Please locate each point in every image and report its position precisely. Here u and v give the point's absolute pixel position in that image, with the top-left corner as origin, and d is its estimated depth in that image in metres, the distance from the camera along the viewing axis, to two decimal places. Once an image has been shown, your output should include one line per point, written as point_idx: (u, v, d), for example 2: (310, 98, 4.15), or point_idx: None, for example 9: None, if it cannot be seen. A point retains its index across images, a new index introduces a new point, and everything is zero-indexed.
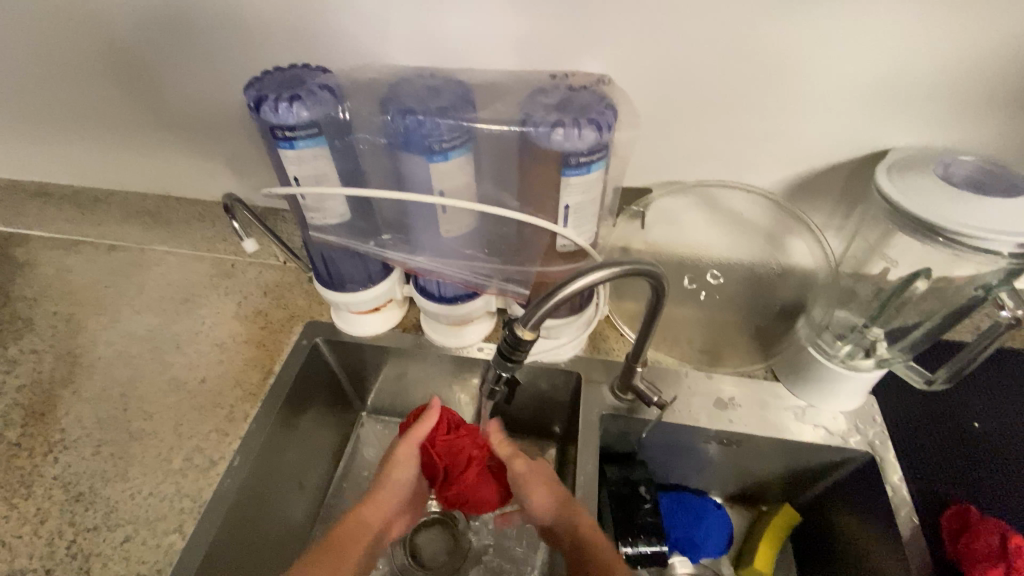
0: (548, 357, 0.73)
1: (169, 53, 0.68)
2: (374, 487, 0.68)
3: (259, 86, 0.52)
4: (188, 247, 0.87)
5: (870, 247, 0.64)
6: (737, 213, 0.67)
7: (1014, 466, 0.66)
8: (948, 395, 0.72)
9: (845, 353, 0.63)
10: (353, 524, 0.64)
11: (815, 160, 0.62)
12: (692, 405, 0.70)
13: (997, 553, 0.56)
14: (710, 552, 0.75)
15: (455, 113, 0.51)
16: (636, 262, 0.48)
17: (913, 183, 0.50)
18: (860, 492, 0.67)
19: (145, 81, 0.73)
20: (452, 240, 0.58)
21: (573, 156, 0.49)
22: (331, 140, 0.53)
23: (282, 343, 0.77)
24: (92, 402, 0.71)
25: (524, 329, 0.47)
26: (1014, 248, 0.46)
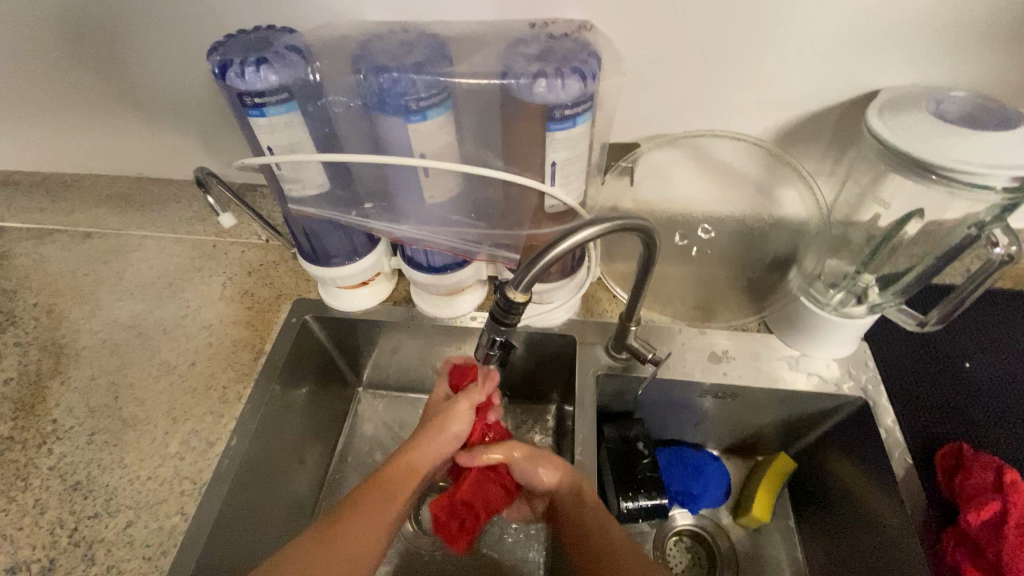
0: (542, 321, 0.72)
1: (122, 23, 0.64)
2: (427, 436, 0.64)
3: (222, 50, 0.49)
4: (166, 229, 0.85)
5: (862, 192, 0.63)
6: (728, 165, 0.65)
7: (1003, 401, 0.67)
8: (940, 337, 0.73)
9: (837, 301, 0.64)
10: (404, 475, 0.61)
11: (806, 103, 0.60)
12: (687, 361, 0.70)
13: (992, 488, 0.56)
14: (708, 502, 0.76)
15: (431, 69, 0.48)
16: (626, 218, 0.46)
17: (906, 122, 0.49)
18: (852, 436, 0.68)
19: (100, 55, 0.69)
20: (437, 207, 0.56)
21: (557, 109, 0.47)
22: (304, 105, 0.50)
23: (271, 323, 0.75)
24: (82, 392, 0.70)
25: (517, 291, 0.45)
26: (1008, 183, 0.45)
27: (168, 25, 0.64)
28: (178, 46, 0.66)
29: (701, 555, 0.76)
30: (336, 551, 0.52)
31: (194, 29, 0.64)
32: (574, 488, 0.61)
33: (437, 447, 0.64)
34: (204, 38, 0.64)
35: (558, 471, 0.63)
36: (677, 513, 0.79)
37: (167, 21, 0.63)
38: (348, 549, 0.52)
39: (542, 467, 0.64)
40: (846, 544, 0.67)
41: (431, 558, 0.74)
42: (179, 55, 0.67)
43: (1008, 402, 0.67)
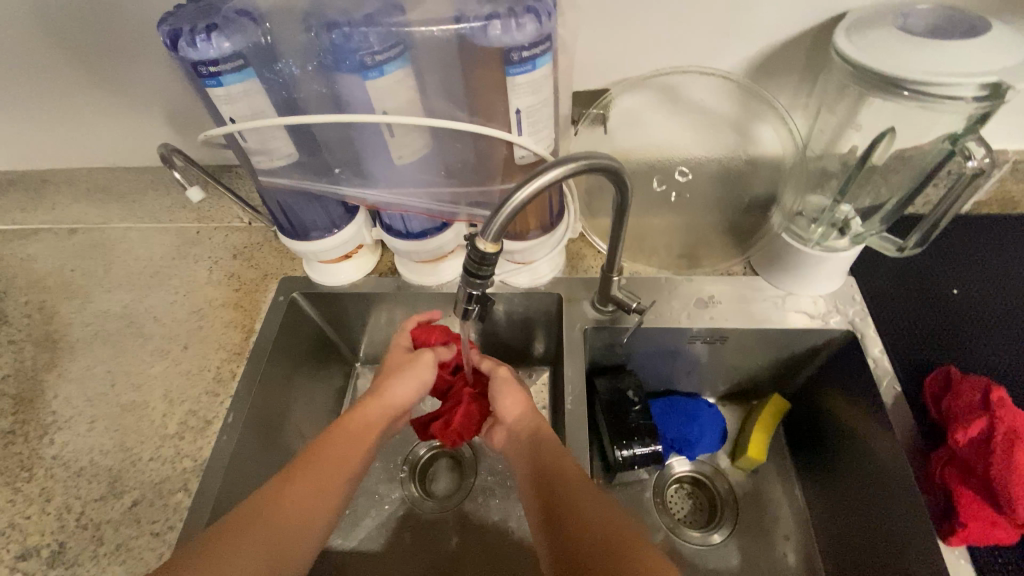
0: (527, 279, 0.73)
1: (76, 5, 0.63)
2: (386, 391, 0.64)
3: (172, 20, 0.49)
4: (148, 219, 0.85)
5: (838, 123, 0.62)
6: (700, 105, 0.63)
7: (990, 323, 0.68)
8: (926, 266, 0.73)
9: (820, 236, 0.64)
10: (360, 427, 0.60)
11: (775, 33, 0.59)
12: (673, 308, 0.70)
13: (980, 407, 0.56)
14: (705, 448, 0.77)
15: (382, 19, 0.48)
16: (592, 155, 0.46)
17: (872, 39, 0.48)
18: (842, 371, 0.69)
19: (60, 43, 0.68)
20: (407, 167, 0.56)
21: (515, 51, 0.46)
22: (261, 72, 0.50)
23: (258, 303, 0.76)
24: (79, 383, 0.71)
25: (487, 241, 0.45)
26: (978, 91, 0.45)
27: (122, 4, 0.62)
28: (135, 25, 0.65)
29: (701, 501, 0.77)
30: (284, 519, 0.49)
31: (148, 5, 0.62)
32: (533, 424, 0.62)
33: (398, 397, 0.64)
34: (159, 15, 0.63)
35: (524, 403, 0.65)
36: (676, 461, 0.80)
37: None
38: (297, 511, 0.50)
39: (511, 394, 0.67)
40: (840, 476, 0.68)
41: (436, 519, 0.76)
42: (139, 35, 0.66)
43: (993, 326, 0.67)
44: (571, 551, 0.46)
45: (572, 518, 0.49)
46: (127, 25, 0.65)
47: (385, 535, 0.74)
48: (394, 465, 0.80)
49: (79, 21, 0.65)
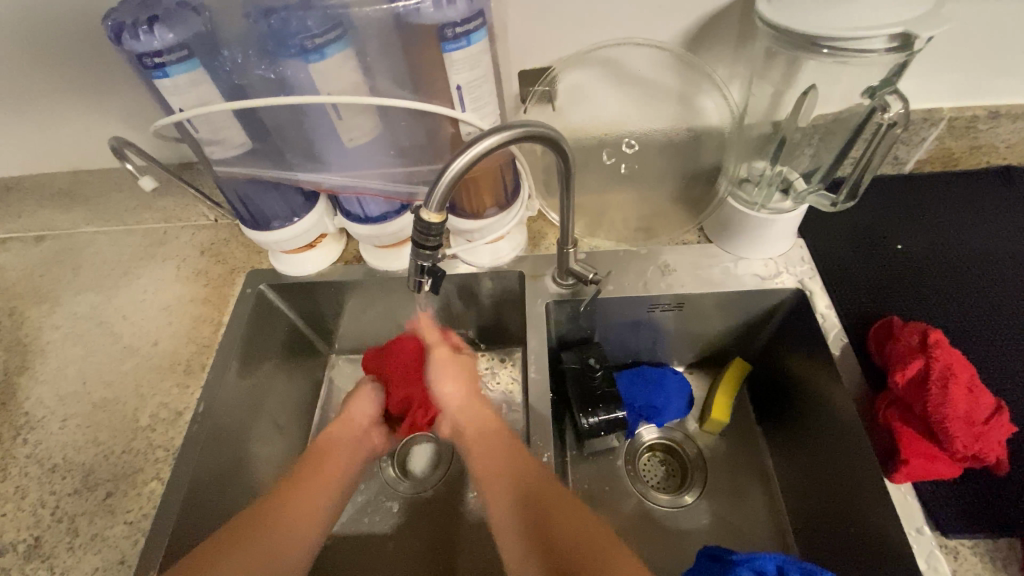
0: (489, 258, 0.74)
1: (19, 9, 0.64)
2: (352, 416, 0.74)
3: (115, 14, 0.50)
4: (115, 222, 0.85)
5: (774, 89, 0.64)
6: (644, 78, 0.65)
7: (932, 275, 0.71)
8: (873, 225, 0.76)
9: (764, 199, 0.66)
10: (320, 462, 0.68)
11: (707, 3, 0.61)
12: (631, 278, 0.72)
13: (917, 350, 0.58)
14: (673, 414, 0.79)
15: (319, 4, 0.50)
16: (531, 123, 0.47)
17: (789, 1, 0.50)
18: (796, 330, 0.71)
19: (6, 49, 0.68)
20: (359, 150, 0.57)
21: (448, 27, 0.48)
22: (206, 62, 0.51)
23: (226, 297, 0.77)
24: (50, 383, 0.71)
25: (431, 211, 0.47)
26: (887, 43, 0.47)
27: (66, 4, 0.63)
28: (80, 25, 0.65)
29: (673, 465, 0.79)
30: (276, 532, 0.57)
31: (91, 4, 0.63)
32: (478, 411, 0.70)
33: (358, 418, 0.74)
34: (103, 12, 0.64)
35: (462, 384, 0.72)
36: (644, 429, 0.82)
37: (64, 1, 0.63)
38: (287, 525, 0.59)
39: (449, 370, 0.72)
40: (797, 430, 0.70)
41: (413, 499, 0.77)
42: (86, 35, 0.67)
43: (931, 277, 0.70)
44: (536, 517, 0.54)
45: (530, 489, 0.56)
46: (73, 27, 0.66)
47: (363, 518, 0.76)
48: None
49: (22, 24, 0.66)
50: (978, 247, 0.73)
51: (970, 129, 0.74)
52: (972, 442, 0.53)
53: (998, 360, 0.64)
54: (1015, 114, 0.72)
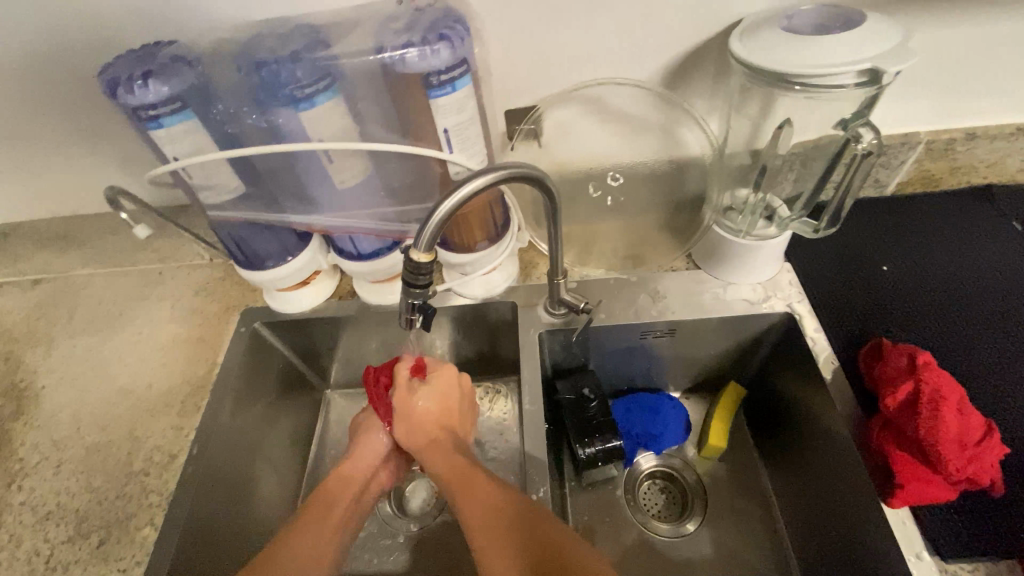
0: (482, 291, 0.75)
1: (10, 65, 0.65)
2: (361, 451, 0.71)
3: (111, 69, 0.51)
4: (111, 264, 0.86)
5: (751, 121, 0.66)
6: (627, 113, 0.67)
7: (918, 296, 0.72)
8: (858, 248, 0.77)
9: (748, 226, 0.68)
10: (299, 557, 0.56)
11: (683, 41, 0.63)
12: (623, 306, 0.73)
13: (906, 372, 0.59)
14: (671, 441, 0.78)
15: (309, 56, 0.51)
16: (516, 165, 0.49)
17: (760, 40, 0.53)
18: (788, 353, 0.71)
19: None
20: (350, 191, 0.59)
21: (434, 76, 0.49)
22: (199, 112, 0.52)
23: (221, 336, 0.77)
24: (45, 428, 0.71)
25: (421, 252, 0.48)
26: (857, 78, 0.49)
27: (55, 60, 0.64)
28: (70, 78, 0.66)
29: (674, 494, 0.78)
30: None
31: (79, 57, 0.64)
32: (435, 426, 0.69)
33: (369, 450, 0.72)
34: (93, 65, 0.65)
35: (427, 406, 0.69)
36: (643, 457, 0.81)
37: (52, 57, 0.64)
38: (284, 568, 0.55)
39: (407, 405, 0.70)
40: (795, 455, 0.70)
41: (411, 536, 0.76)
42: (77, 87, 0.68)
43: (917, 298, 0.72)
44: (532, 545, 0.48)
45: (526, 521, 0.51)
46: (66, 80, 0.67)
47: (361, 558, 0.74)
48: None
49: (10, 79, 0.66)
50: (962, 266, 0.75)
51: (948, 150, 0.76)
52: (965, 465, 0.53)
53: (985, 378, 0.65)
54: (991, 135, 0.74)
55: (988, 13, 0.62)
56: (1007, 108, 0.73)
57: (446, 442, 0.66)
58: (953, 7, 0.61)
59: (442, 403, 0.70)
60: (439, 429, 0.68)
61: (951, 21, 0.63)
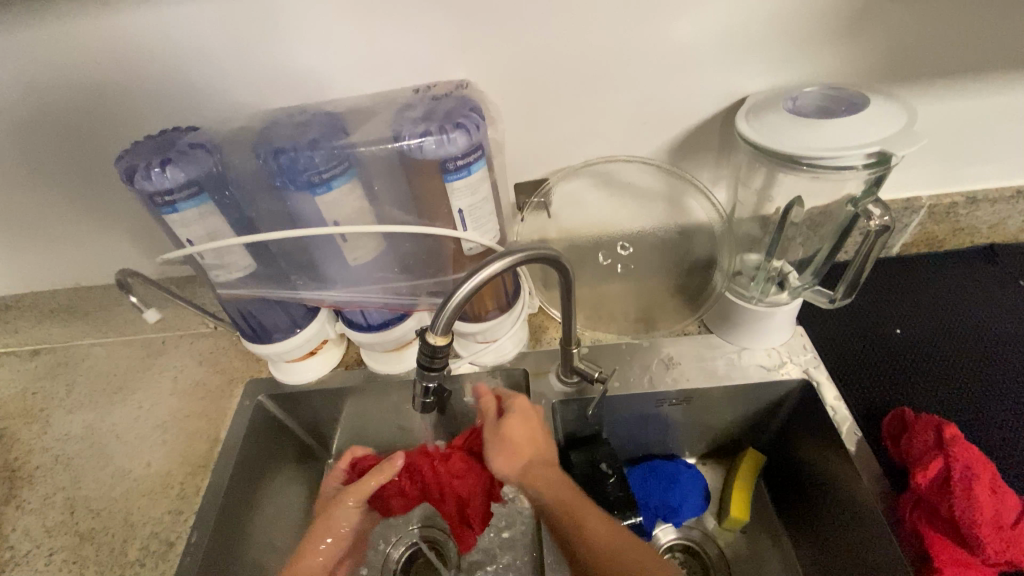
0: (492, 360, 0.73)
1: (26, 150, 0.66)
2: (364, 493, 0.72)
3: (129, 156, 0.52)
4: (113, 334, 0.85)
5: (757, 192, 0.67)
6: (634, 185, 0.69)
7: (937, 359, 0.71)
8: (870, 309, 0.77)
9: (760, 292, 0.67)
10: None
11: (688, 120, 0.65)
12: (636, 372, 0.71)
13: (935, 447, 0.59)
14: (690, 513, 0.74)
15: (326, 143, 0.53)
16: (535, 246, 0.48)
17: (766, 121, 0.54)
18: (807, 419, 0.69)
19: (11, 183, 0.70)
20: (362, 268, 0.58)
21: (450, 161, 0.51)
22: (214, 196, 0.53)
23: (224, 408, 0.75)
24: (38, 512, 0.68)
25: (436, 335, 0.46)
26: (865, 159, 0.51)
27: (71, 144, 0.65)
28: (83, 160, 0.67)
29: (695, 569, 0.73)
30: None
31: (92, 141, 0.65)
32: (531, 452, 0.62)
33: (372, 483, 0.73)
34: (107, 147, 0.65)
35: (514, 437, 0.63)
36: (661, 530, 0.77)
37: (65, 140, 0.65)
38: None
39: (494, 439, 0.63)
40: (823, 529, 0.66)
41: None
42: (87, 169, 0.68)
43: (934, 359, 0.71)
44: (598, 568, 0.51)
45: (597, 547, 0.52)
46: (76, 164, 0.68)
47: None
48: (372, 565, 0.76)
49: (23, 159, 0.67)
50: (979, 324, 0.74)
51: (951, 214, 0.77)
52: (1004, 548, 0.53)
53: (1015, 450, 0.63)
54: (991, 199, 0.76)
55: (980, 89, 0.65)
56: (1006, 173, 0.75)
57: (545, 466, 0.61)
58: (947, 84, 0.64)
59: (528, 433, 0.64)
60: (532, 452, 0.62)
61: (945, 96, 0.65)
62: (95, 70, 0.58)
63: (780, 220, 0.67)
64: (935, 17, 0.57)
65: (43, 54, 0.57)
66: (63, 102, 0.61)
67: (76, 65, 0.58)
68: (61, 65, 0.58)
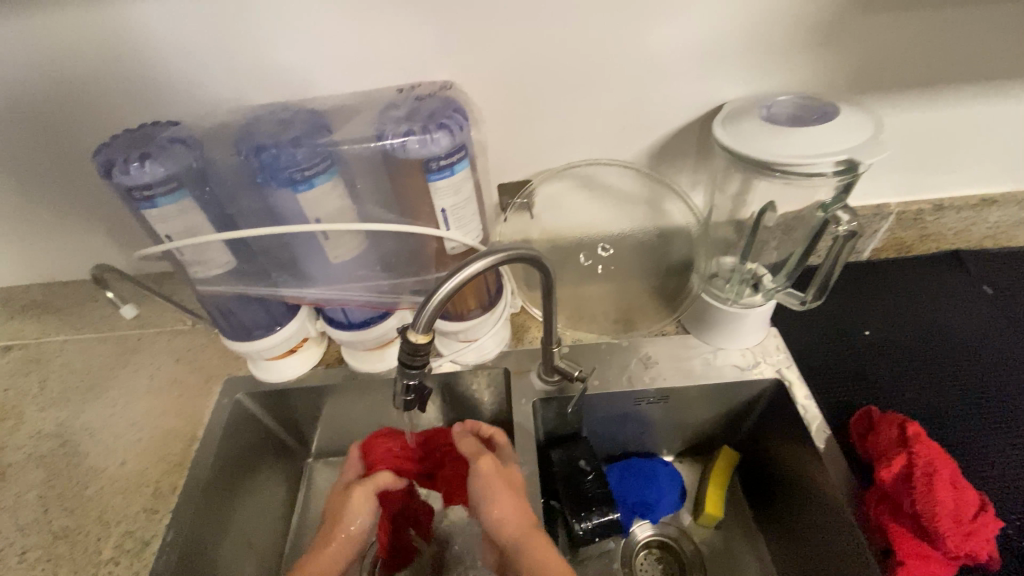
0: (474, 358, 0.73)
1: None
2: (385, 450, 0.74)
3: (107, 150, 0.52)
4: (88, 330, 0.83)
5: (734, 197, 0.69)
6: (615, 187, 0.70)
7: (902, 360, 0.74)
8: (841, 311, 0.80)
9: (736, 294, 0.69)
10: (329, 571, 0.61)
11: (668, 125, 0.67)
12: (615, 371, 0.73)
13: (899, 444, 0.61)
14: (666, 509, 0.76)
15: (310, 141, 0.53)
16: (514, 246, 0.49)
17: (741, 128, 0.56)
18: (780, 417, 0.71)
19: None
20: (344, 266, 0.58)
21: (433, 161, 0.51)
22: (194, 192, 0.52)
23: (202, 406, 0.74)
24: (7, 512, 0.66)
25: (418, 332, 0.46)
26: (835, 167, 0.52)
27: (46, 136, 0.64)
28: (59, 153, 0.66)
29: (670, 564, 0.75)
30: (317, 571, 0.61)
31: (69, 134, 0.64)
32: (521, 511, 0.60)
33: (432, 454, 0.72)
34: (84, 141, 0.64)
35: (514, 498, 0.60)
36: (638, 526, 0.78)
37: (41, 133, 0.64)
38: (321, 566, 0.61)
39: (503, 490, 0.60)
40: (794, 524, 0.69)
41: None
42: (62, 163, 0.67)
43: (899, 361, 0.74)
44: None
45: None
46: (52, 159, 0.66)
47: None
48: None
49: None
50: (943, 327, 0.77)
51: (918, 220, 0.80)
52: (963, 541, 0.55)
53: (974, 447, 0.66)
54: (955, 206, 0.79)
55: (946, 101, 0.67)
56: (970, 182, 0.78)
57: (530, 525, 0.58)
58: (915, 95, 0.66)
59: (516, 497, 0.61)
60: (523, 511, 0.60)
61: (913, 107, 0.68)
62: (72, 62, 0.57)
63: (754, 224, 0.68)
64: (903, 31, 0.60)
65: (19, 44, 0.56)
66: (40, 93, 0.60)
67: (53, 56, 0.57)
68: (37, 57, 0.57)
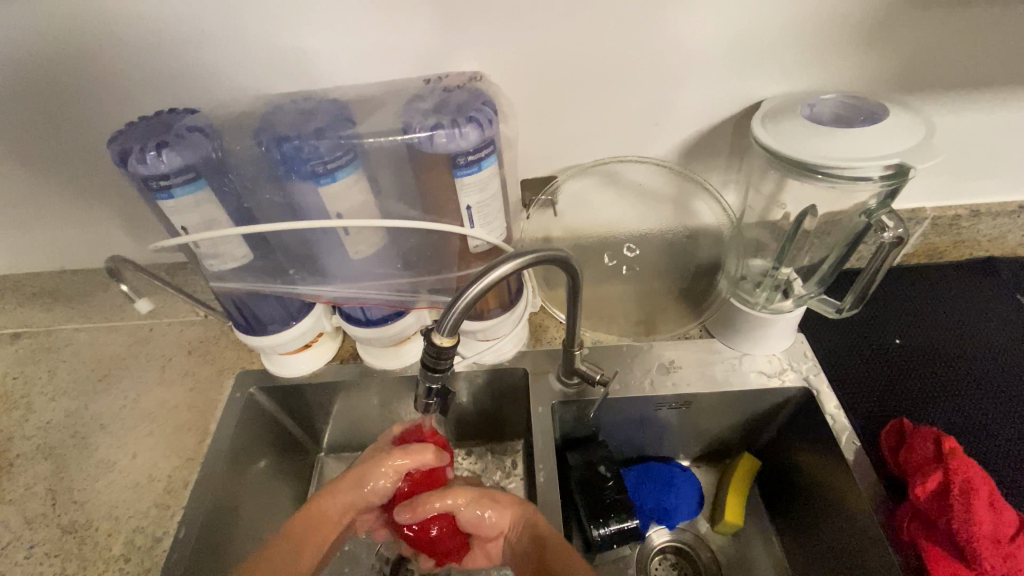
0: (491, 358, 0.71)
1: (12, 128, 0.63)
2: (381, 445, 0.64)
3: (123, 138, 0.50)
4: (98, 320, 0.82)
5: (767, 198, 0.67)
6: (641, 186, 0.67)
7: (934, 371, 0.72)
8: (870, 318, 0.78)
9: (764, 299, 0.67)
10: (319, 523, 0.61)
11: (701, 122, 0.64)
12: (637, 375, 0.71)
13: (934, 459, 0.59)
14: (683, 516, 0.74)
15: (332, 133, 0.51)
16: (546, 249, 0.47)
17: (784, 127, 0.54)
18: (806, 425, 0.69)
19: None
20: (363, 262, 0.56)
21: (461, 156, 0.49)
22: (211, 182, 0.51)
23: (214, 400, 0.73)
24: (16, 505, 0.65)
25: (443, 335, 0.44)
26: (884, 171, 0.50)
27: (59, 122, 0.62)
28: (72, 140, 0.64)
29: (686, 571, 0.74)
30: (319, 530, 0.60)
31: (83, 121, 0.62)
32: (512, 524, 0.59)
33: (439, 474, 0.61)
34: (99, 128, 0.63)
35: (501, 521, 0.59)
36: (655, 531, 0.77)
37: (54, 118, 0.62)
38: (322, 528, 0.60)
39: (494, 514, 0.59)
40: (817, 536, 0.67)
41: None
42: (76, 151, 0.65)
43: (931, 371, 0.72)
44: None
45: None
46: (65, 146, 0.65)
47: None
48: (363, 559, 0.72)
49: (6, 135, 0.64)
50: (976, 338, 0.75)
51: (953, 226, 0.77)
52: (1002, 563, 0.53)
53: (1009, 464, 0.63)
54: (993, 213, 0.76)
55: (992, 102, 0.64)
56: (1009, 188, 0.75)
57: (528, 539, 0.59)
58: (959, 97, 0.63)
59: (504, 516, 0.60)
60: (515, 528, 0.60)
61: (954, 108, 0.65)
62: (88, 45, 0.55)
63: (793, 229, 0.66)
64: (954, 29, 0.57)
65: (35, 27, 0.54)
66: (55, 78, 0.58)
67: (68, 41, 0.55)
68: (53, 41, 0.55)
